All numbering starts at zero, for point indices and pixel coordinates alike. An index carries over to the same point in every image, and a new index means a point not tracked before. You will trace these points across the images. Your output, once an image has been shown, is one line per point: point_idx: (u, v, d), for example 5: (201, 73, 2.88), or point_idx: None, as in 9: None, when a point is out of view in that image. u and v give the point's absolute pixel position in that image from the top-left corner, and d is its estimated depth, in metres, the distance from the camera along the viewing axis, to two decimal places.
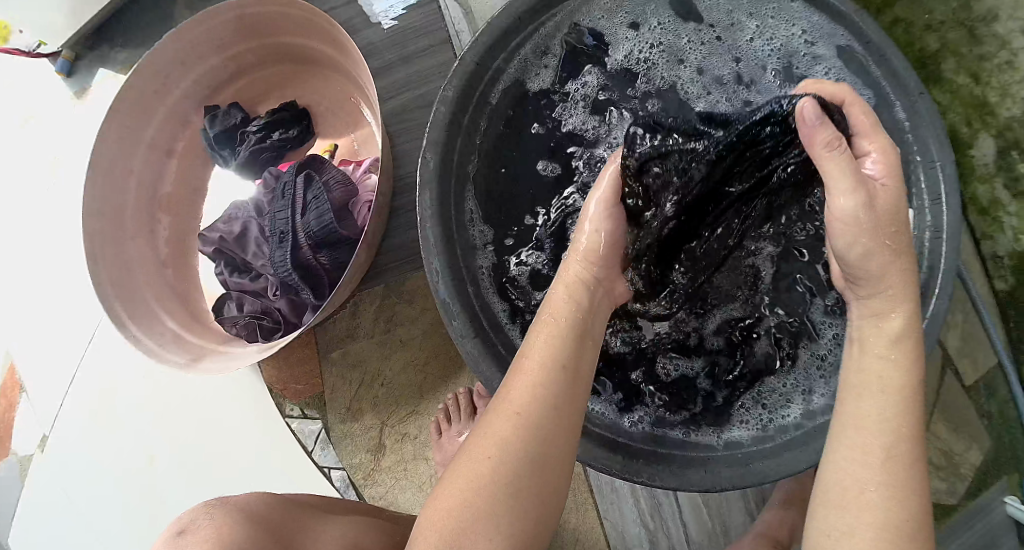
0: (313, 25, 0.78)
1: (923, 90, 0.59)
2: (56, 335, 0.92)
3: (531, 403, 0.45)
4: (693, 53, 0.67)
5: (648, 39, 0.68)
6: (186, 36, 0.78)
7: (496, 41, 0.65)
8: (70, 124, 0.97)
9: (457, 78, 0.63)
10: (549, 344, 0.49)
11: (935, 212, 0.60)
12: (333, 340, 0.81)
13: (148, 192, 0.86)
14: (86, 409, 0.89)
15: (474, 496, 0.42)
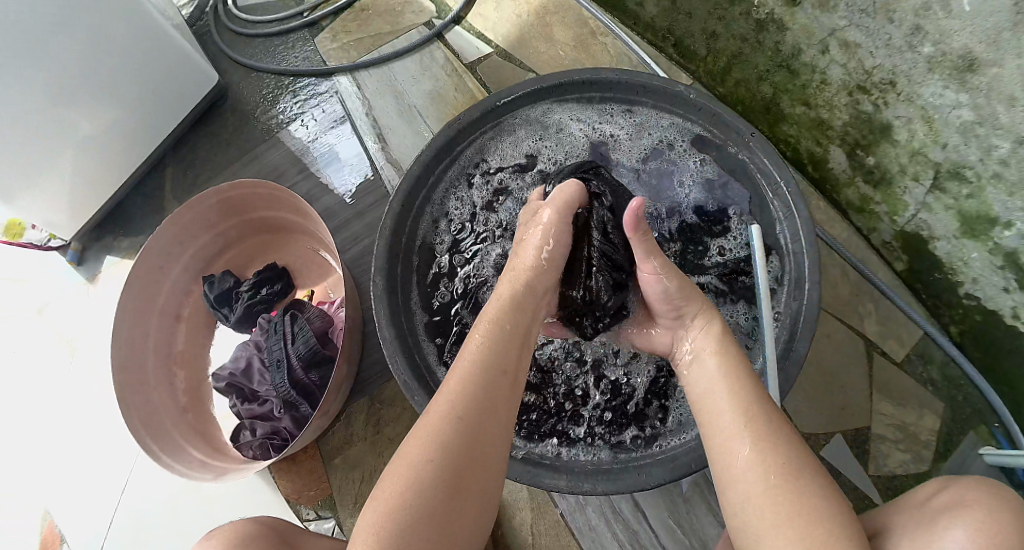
0: (281, 200, 0.97)
1: (754, 131, 0.81)
2: (89, 489, 1.08)
3: (461, 402, 0.57)
4: (575, 138, 0.92)
5: (535, 137, 0.91)
6: (179, 222, 0.97)
7: (417, 178, 0.84)
8: (86, 306, 1.16)
9: (392, 212, 0.82)
10: (482, 349, 0.61)
11: (793, 222, 0.79)
12: (334, 449, 0.94)
13: (164, 351, 1.03)
14: (124, 546, 1.04)
15: (420, 480, 0.52)
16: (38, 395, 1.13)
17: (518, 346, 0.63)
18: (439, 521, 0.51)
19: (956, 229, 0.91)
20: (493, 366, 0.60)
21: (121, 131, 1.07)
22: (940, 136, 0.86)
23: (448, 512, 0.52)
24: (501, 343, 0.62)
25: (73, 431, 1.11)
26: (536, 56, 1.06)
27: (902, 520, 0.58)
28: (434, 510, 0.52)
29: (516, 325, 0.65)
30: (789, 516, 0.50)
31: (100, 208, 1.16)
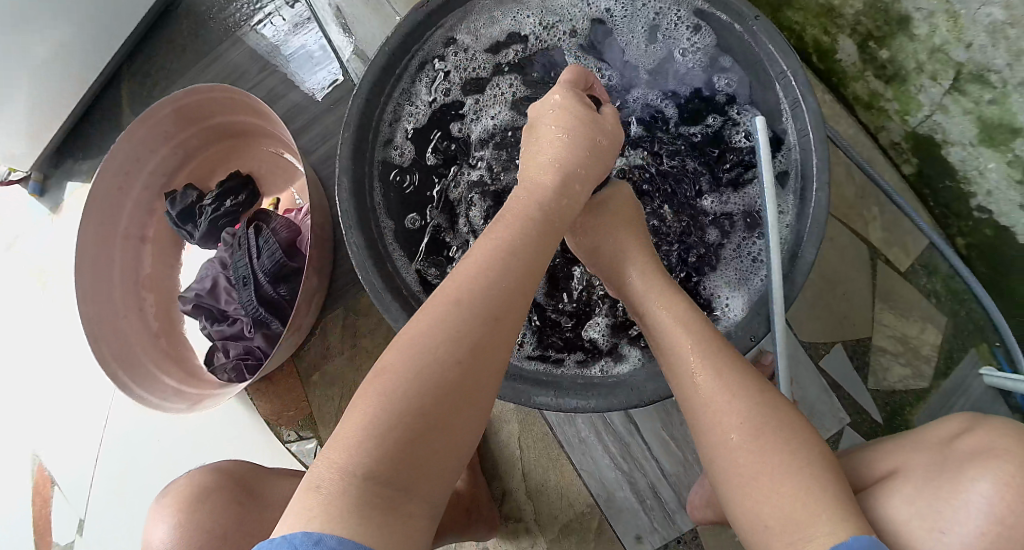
0: (240, 102, 0.89)
1: (757, 14, 0.73)
2: (70, 430, 1.04)
3: (472, 289, 0.49)
4: (558, 26, 0.83)
5: (512, 24, 0.82)
6: (134, 135, 0.89)
7: (381, 72, 0.75)
8: (50, 237, 1.09)
9: (355, 112, 0.74)
10: (496, 239, 0.53)
11: (800, 113, 0.73)
12: (311, 367, 0.89)
13: (131, 275, 0.97)
14: (112, 482, 1.02)
15: (407, 380, 0.45)
16: (12, 333, 1.09)
17: (534, 281, 0.52)
18: (407, 456, 0.43)
19: (974, 136, 0.85)
20: (499, 292, 0.49)
21: (69, 45, 0.97)
22: (964, 35, 0.79)
23: (415, 446, 0.43)
24: (513, 264, 0.51)
25: (49, 369, 1.06)
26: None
27: (920, 459, 0.55)
28: (402, 439, 0.43)
29: (534, 245, 0.53)
30: (769, 470, 0.49)
31: (56, 134, 1.06)
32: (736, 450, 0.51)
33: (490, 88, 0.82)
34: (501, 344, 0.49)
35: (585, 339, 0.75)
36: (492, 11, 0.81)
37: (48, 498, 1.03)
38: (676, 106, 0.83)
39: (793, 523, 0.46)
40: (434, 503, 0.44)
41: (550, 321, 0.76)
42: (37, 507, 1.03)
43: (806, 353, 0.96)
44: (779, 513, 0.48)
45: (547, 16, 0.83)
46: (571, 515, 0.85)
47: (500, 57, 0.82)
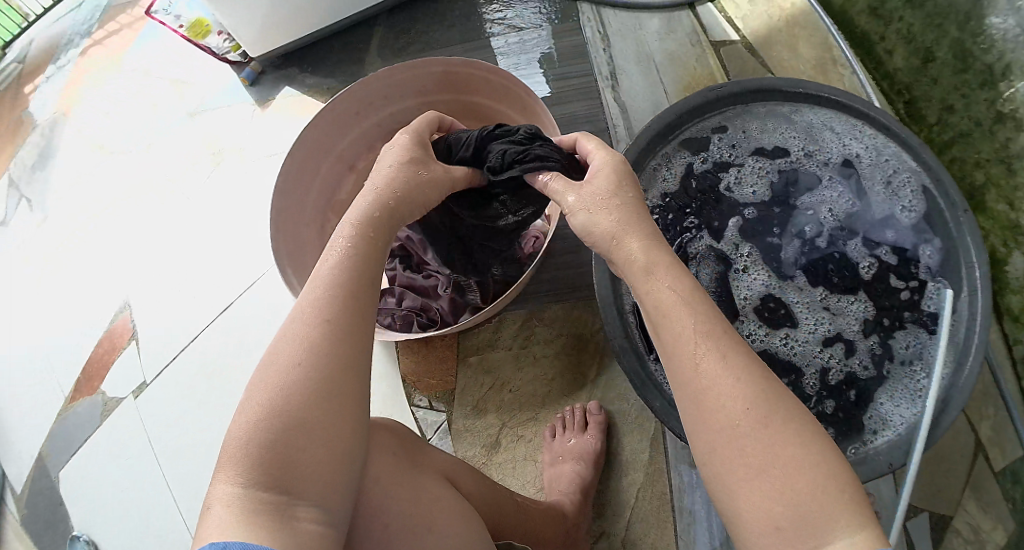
0: (510, 94, 0.95)
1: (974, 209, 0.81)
2: (185, 299, 1.09)
3: (313, 311, 0.54)
4: (808, 147, 0.92)
5: (777, 131, 0.92)
6: (399, 77, 0.96)
7: (663, 128, 0.87)
8: (246, 124, 1.13)
9: (632, 152, 0.85)
10: (346, 266, 0.58)
11: (981, 300, 0.80)
12: (474, 347, 0.93)
13: (327, 195, 1.01)
14: (194, 366, 1.06)
15: (294, 393, 0.49)
16: (168, 197, 1.16)
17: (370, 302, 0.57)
18: (284, 458, 0.47)
19: None
20: (339, 309, 0.54)
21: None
22: None
23: (292, 451, 0.48)
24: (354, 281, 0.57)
25: (181, 244, 1.12)
26: (778, 62, 1.03)
27: None
28: (275, 442, 0.48)
29: (371, 273, 0.59)
30: (780, 468, 0.45)
31: (298, 40, 1.12)
32: (729, 433, 0.47)
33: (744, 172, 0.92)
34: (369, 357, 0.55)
35: None
36: (766, 115, 0.92)
37: (118, 347, 1.10)
38: (884, 252, 0.89)
39: (818, 528, 0.43)
40: (329, 505, 0.48)
41: None
42: (104, 348, 1.11)
43: None
44: (795, 513, 0.44)
45: (801, 137, 0.92)
46: None
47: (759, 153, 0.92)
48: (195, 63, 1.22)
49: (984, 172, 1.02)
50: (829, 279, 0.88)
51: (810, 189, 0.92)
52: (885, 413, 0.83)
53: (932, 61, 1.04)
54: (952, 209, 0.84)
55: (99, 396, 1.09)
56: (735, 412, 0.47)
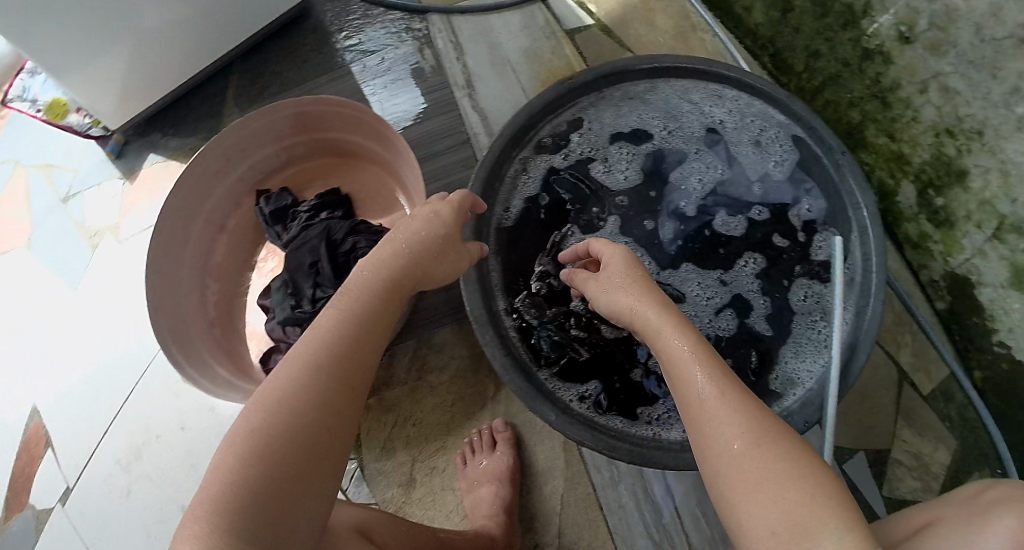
0: (360, 124, 0.92)
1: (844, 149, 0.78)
2: (95, 392, 1.03)
3: (333, 361, 0.53)
4: (671, 122, 0.90)
5: (636, 112, 0.90)
6: (250, 127, 0.92)
7: (514, 134, 0.83)
8: (118, 202, 1.09)
9: (486, 163, 0.81)
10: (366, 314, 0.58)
11: (867, 235, 0.78)
12: (369, 387, 0.91)
13: (201, 260, 0.97)
14: (113, 459, 0.99)
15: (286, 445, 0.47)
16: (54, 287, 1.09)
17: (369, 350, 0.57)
18: (273, 517, 0.45)
19: (1007, 279, 0.93)
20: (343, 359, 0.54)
21: (184, 28, 0.98)
22: (1012, 191, 0.89)
23: (273, 512, 0.45)
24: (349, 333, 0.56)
25: (78, 333, 1.06)
26: (636, 38, 1.05)
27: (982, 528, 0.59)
28: (266, 502, 0.45)
29: (359, 319, 0.58)
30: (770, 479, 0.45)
31: (156, 101, 1.07)
32: (737, 455, 0.48)
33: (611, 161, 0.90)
34: (355, 412, 0.53)
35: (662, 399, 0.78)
36: (625, 99, 0.89)
37: (36, 457, 1.02)
38: (761, 210, 0.88)
39: (803, 528, 0.43)
40: None
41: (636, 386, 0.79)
42: (21, 464, 1.02)
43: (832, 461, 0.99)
44: (784, 517, 0.44)
45: (661, 115, 0.90)
46: None
47: (623, 139, 0.91)
48: (59, 146, 1.16)
49: (858, 110, 1.06)
50: (711, 252, 0.87)
51: (681, 163, 0.90)
52: (790, 371, 0.80)
53: (791, 12, 1.09)
54: (829, 154, 0.81)
55: (28, 510, 1.00)
56: (732, 439, 0.49)
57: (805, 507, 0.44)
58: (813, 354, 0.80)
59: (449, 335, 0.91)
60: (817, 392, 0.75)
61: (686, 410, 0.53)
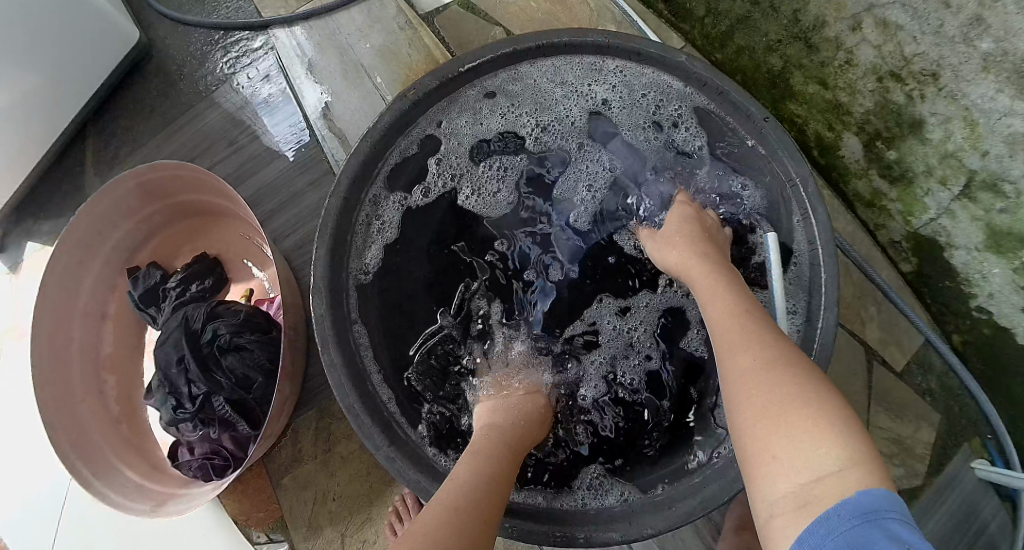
0: (208, 183, 0.85)
1: (767, 117, 0.70)
2: (31, 501, 0.96)
3: (455, 494, 0.54)
4: (544, 116, 0.82)
5: (503, 112, 0.82)
6: (94, 210, 0.83)
7: (360, 168, 0.74)
8: (8, 299, 1.01)
9: (333, 210, 0.72)
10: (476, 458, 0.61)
11: (809, 226, 0.70)
12: (282, 469, 0.88)
13: (90, 355, 0.91)
14: None
15: None
16: None
17: (502, 483, 0.58)
18: None
19: (981, 242, 0.85)
20: (474, 490, 0.55)
21: (32, 99, 0.89)
22: (982, 143, 0.77)
23: None
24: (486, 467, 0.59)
25: (2, 444, 0.97)
26: (502, 7, 0.96)
27: None
28: None
29: (495, 464, 0.60)
30: (789, 402, 0.46)
31: (25, 181, 0.98)
32: (742, 372, 0.50)
33: (488, 176, 0.81)
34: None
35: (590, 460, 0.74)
36: (488, 100, 0.81)
37: None
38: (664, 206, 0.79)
39: (805, 458, 0.43)
40: None
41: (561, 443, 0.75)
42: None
43: None
44: (790, 442, 0.44)
45: (533, 112, 0.82)
46: None
47: (495, 146, 0.82)
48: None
49: (779, 56, 0.97)
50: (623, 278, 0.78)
51: (566, 164, 0.82)
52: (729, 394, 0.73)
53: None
54: (748, 124, 0.73)
55: None
56: (744, 361, 0.51)
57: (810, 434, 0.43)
58: None
59: None
60: None
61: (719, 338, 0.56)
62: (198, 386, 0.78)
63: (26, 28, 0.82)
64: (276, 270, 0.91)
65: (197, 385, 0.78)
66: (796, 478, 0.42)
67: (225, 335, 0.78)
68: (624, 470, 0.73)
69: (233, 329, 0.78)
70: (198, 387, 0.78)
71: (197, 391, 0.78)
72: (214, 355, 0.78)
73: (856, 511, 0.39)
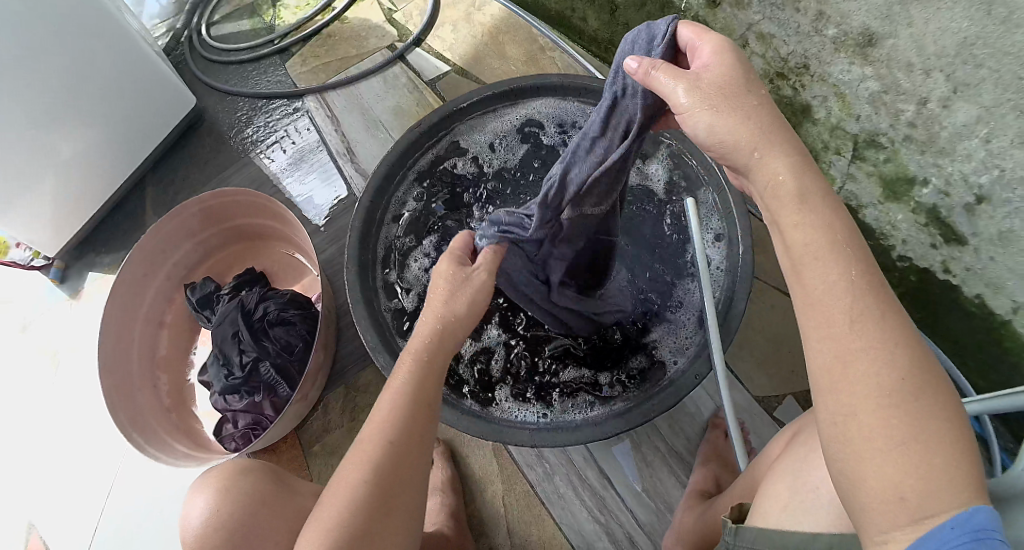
0: (261, 207, 1.06)
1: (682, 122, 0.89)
2: (77, 490, 1.10)
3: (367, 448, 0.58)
4: (518, 145, 1.02)
5: (487, 143, 1.02)
6: (165, 229, 1.03)
7: (381, 182, 0.93)
8: (66, 321, 1.21)
9: (359, 211, 0.90)
10: (397, 393, 0.61)
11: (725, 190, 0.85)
12: (313, 437, 1.00)
13: (148, 354, 1.07)
14: None
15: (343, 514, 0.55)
16: (20, 413, 1.16)
17: (422, 425, 0.60)
18: None
19: (880, 194, 1.01)
20: (390, 445, 0.58)
21: (97, 154, 1.16)
22: (853, 110, 0.97)
23: None
24: (364, 498, 0.55)
25: (59, 447, 1.13)
26: (490, 71, 1.19)
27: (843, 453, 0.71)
28: None
29: (414, 403, 0.60)
30: (923, 460, 0.41)
31: (85, 224, 1.23)
32: (860, 401, 0.44)
33: (476, 190, 1.02)
34: (408, 494, 0.57)
35: (568, 385, 0.85)
36: (476, 133, 1.00)
37: None
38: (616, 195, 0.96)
39: (933, 500, 0.41)
40: None
41: (539, 372, 0.86)
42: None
43: (760, 407, 0.98)
44: (920, 485, 0.41)
45: (511, 141, 1.02)
46: None
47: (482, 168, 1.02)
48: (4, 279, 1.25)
49: None
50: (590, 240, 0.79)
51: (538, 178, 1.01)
52: (680, 328, 0.86)
53: (618, 12, 1.19)
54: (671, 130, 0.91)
55: None
56: (886, 373, 0.44)
57: (943, 467, 0.41)
58: (695, 308, 0.86)
59: (373, 375, 1.02)
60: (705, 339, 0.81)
61: (814, 339, 0.47)
62: (249, 354, 0.94)
63: (93, 96, 1.09)
64: (312, 277, 1.10)
65: (247, 354, 0.94)
66: (921, 515, 0.41)
67: (274, 309, 0.96)
68: (598, 394, 0.84)
69: (279, 307, 0.96)
70: (249, 354, 0.94)
71: (248, 358, 0.94)
72: (264, 328, 0.95)
73: (966, 526, 0.39)
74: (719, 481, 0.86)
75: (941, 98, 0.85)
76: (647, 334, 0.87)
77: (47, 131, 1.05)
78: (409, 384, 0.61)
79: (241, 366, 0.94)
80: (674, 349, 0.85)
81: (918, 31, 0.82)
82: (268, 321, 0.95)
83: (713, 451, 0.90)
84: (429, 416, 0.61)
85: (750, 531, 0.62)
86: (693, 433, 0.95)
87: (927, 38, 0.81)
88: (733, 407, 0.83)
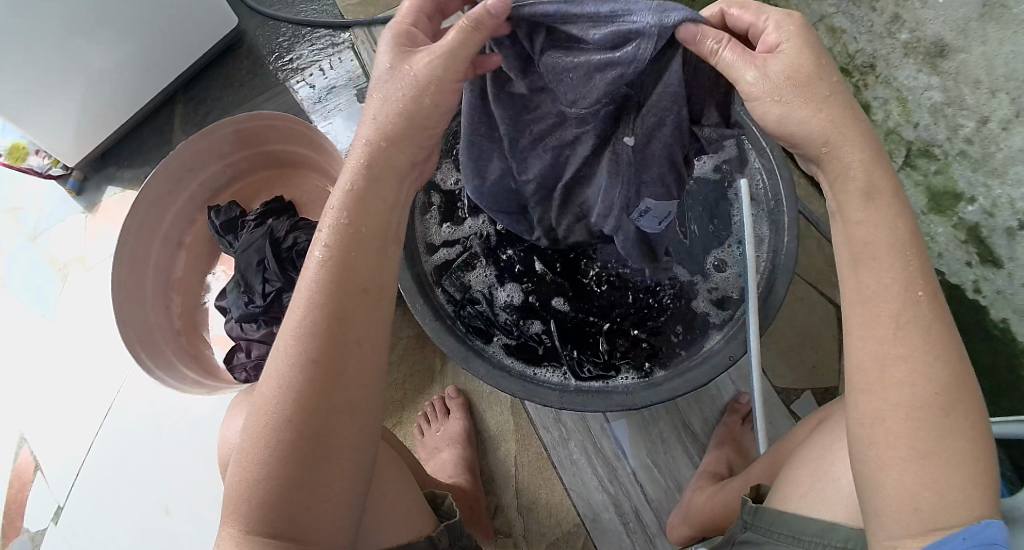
0: (298, 134, 1.02)
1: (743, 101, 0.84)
2: (72, 408, 1.07)
3: (297, 339, 0.45)
4: None
5: None
6: (196, 146, 0.99)
7: None
8: (79, 234, 1.17)
9: None
10: (320, 269, 0.47)
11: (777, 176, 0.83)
12: None
13: (164, 275, 1.04)
14: (100, 475, 1.03)
15: (277, 416, 0.44)
16: (21, 322, 1.13)
17: (359, 301, 0.47)
18: (289, 503, 0.44)
19: (924, 205, 0.97)
20: (321, 332, 0.45)
21: (129, 66, 1.11)
22: (913, 117, 0.94)
23: (300, 503, 0.44)
24: (286, 429, 0.44)
25: (57, 361, 1.10)
26: None
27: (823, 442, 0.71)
28: (278, 493, 0.44)
29: (350, 278, 0.47)
30: (941, 477, 0.40)
31: (107, 138, 1.18)
32: (893, 408, 0.42)
33: None
34: (351, 387, 0.46)
35: (599, 351, 0.84)
36: None
37: (27, 483, 1.04)
38: None
39: (948, 512, 0.40)
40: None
41: (571, 335, 0.85)
42: (13, 490, 1.04)
43: (778, 397, 0.98)
44: (936, 498, 0.40)
45: None
46: (558, 534, 0.89)
47: None
48: (16, 186, 1.20)
49: None
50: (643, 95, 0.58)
51: None
52: (718, 308, 0.85)
53: None
54: None
55: (22, 536, 1.02)
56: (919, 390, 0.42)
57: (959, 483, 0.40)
58: (736, 289, 0.85)
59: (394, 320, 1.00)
60: (742, 322, 0.80)
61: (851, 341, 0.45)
62: (274, 284, 0.91)
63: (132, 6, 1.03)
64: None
65: (271, 284, 0.91)
66: (931, 525, 0.40)
67: (303, 242, 0.93)
68: (629, 364, 0.83)
69: (309, 240, 0.93)
70: (274, 285, 0.91)
71: (272, 290, 0.91)
72: (293, 261, 0.92)
73: (978, 539, 0.39)
74: (733, 466, 0.85)
75: (1002, 120, 0.83)
76: (683, 310, 0.86)
77: (79, 36, 0.99)
78: (326, 279, 0.47)
79: (264, 297, 0.91)
80: (709, 328, 0.84)
81: (991, 49, 0.81)
82: (298, 253, 0.93)
83: (729, 436, 0.89)
84: (364, 320, 0.47)
85: (767, 513, 0.60)
86: (711, 414, 0.94)
87: (999, 58, 0.81)
88: (762, 391, 0.82)
